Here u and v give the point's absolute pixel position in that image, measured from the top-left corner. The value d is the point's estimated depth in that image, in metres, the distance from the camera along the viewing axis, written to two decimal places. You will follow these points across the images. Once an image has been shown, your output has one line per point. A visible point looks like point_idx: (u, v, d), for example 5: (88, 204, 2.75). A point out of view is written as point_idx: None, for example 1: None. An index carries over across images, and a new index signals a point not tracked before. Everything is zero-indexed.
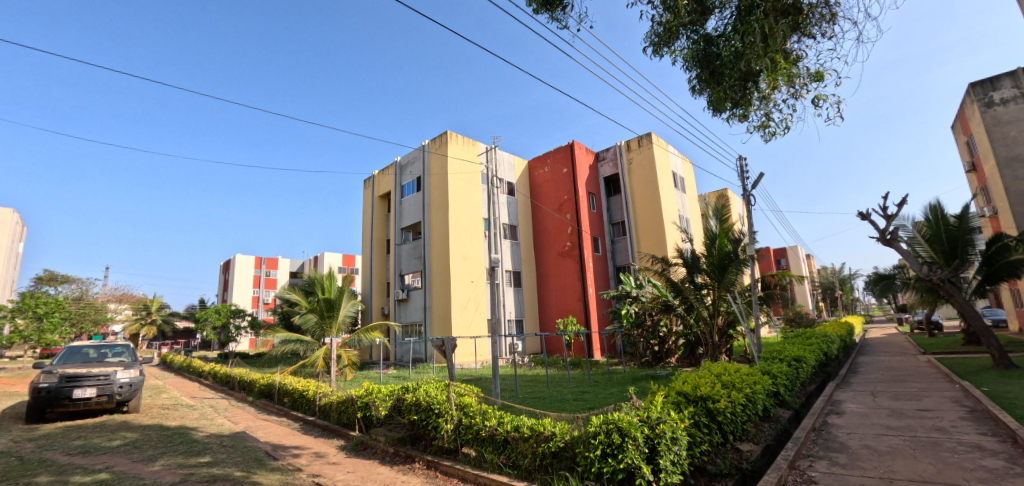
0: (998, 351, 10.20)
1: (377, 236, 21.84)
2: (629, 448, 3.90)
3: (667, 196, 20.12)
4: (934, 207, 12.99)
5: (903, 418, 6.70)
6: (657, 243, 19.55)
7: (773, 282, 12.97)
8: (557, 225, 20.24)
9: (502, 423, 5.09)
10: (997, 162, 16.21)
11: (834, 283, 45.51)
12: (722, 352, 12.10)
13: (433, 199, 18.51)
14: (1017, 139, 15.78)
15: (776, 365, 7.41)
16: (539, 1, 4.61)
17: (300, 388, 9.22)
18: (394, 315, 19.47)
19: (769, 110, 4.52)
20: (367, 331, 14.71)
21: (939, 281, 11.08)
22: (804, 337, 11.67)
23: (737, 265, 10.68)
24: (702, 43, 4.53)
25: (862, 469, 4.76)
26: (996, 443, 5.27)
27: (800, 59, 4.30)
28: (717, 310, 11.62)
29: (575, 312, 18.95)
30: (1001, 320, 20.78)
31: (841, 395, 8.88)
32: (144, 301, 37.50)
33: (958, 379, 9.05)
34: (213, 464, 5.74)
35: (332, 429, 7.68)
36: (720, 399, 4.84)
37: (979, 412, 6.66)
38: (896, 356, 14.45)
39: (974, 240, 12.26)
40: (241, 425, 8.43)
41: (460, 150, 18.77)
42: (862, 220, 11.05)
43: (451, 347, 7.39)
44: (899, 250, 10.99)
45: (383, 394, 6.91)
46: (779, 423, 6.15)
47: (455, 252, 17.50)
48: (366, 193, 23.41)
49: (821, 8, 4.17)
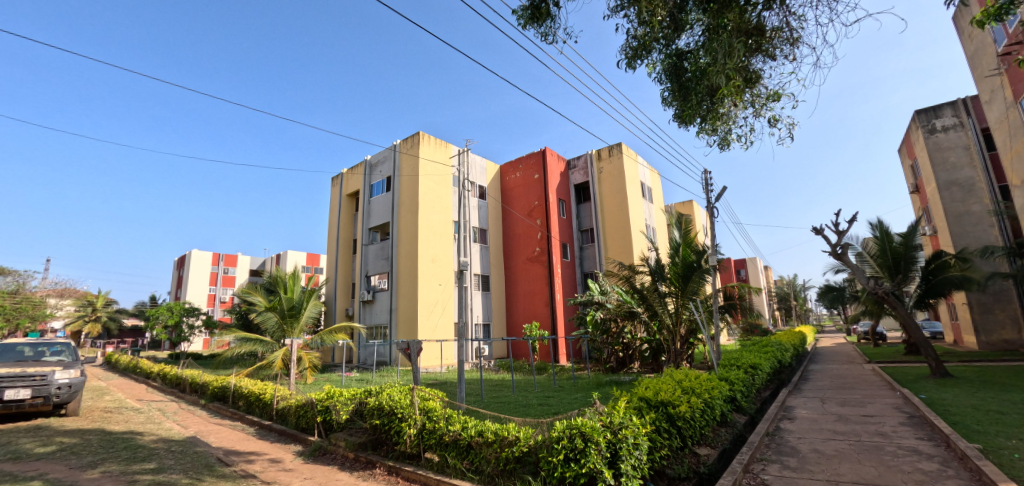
0: (935, 360, 10.88)
1: (344, 235, 21.40)
2: (591, 453, 3.94)
3: (635, 205, 20.59)
4: (881, 225, 13.82)
5: (850, 423, 7.05)
6: (623, 250, 19.98)
7: (733, 292, 13.39)
8: (527, 230, 20.37)
9: (466, 427, 5.05)
10: (938, 185, 17.34)
11: (789, 293, 47.57)
12: (683, 359, 12.42)
13: (402, 200, 18.30)
14: (956, 164, 17.01)
15: (733, 372, 7.68)
16: (526, 16, 4.75)
17: (257, 391, 8.87)
18: (358, 317, 19.07)
19: (731, 125, 4.73)
20: (330, 333, 14.28)
21: (885, 294, 11.67)
22: (760, 346, 12.09)
23: (700, 275, 11.08)
24: (672, 58, 4.70)
25: (811, 472, 4.98)
26: (932, 447, 5.62)
27: (762, 78, 4.52)
28: (679, 318, 11.93)
29: (542, 318, 19.10)
30: (939, 333, 22.35)
31: (794, 401, 9.29)
32: (88, 296, 35.34)
33: (899, 387, 9.62)
34: (159, 470, 5.45)
35: (289, 434, 7.43)
36: (680, 404, 4.98)
37: (918, 418, 7.08)
38: (844, 364, 15.23)
39: (916, 257, 13.12)
40: (191, 429, 8.04)
41: (432, 151, 18.58)
42: (816, 235, 11.60)
43: (416, 351, 7.19)
44: (849, 264, 11.59)
45: (344, 398, 6.71)
46: (736, 428, 6.34)
47: (423, 254, 17.29)
48: (334, 191, 22.83)
49: (783, 32, 4.37)
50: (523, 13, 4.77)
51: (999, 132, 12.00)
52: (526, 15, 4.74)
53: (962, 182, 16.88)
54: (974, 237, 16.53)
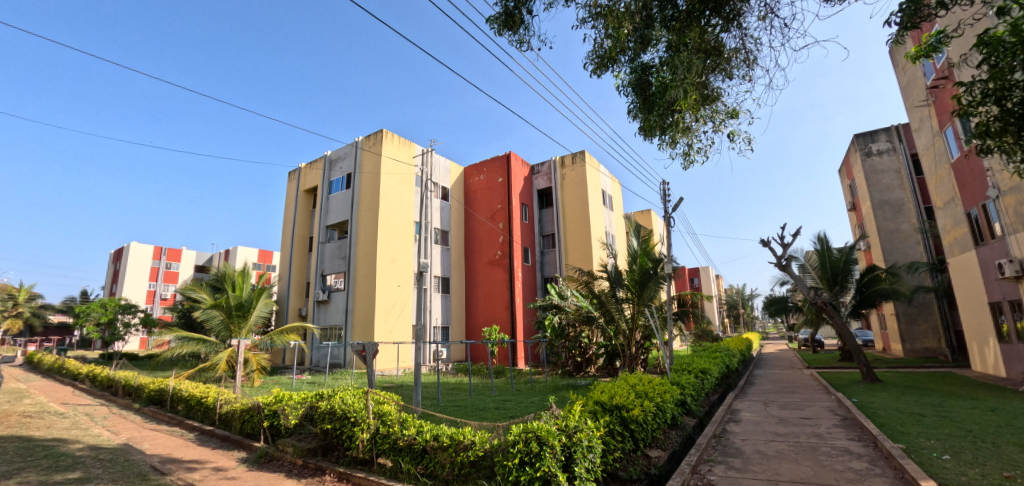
0: (865, 367, 11.68)
1: (300, 232, 20.65)
2: (546, 456, 3.96)
3: (595, 212, 21.01)
4: (821, 239, 14.72)
5: (790, 425, 7.45)
6: (584, 256, 20.33)
7: (686, 300, 13.88)
8: (489, 234, 20.35)
9: (421, 432, 4.97)
10: (872, 204, 18.68)
11: (738, 301, 49.82)
12: (637, 364, 12.74)
13: (363, 198, 17.85)
14: (888, 186, 18.39)
15: (685, 376, 7.95)
16: (499, 22, 4.75)
17: (198, 395, 8.37)
18: (312, 317, 18.42)
19: (692, 140, 4.90)
20: (281, 333, 13.71)
21: (823, 305, 12.43)
22: (710, 351, 12.59)
23: (656, 282, 11.40)
24: (638, 71, 4.83)
25: (753, 472, 5.23)
26: (862, 447, 6.02)
27: (720, 96, 4.71)
28: (635, 324, 12.24)
29: (502, 321, 19.11)
30: (869, 341, 24.03)
31: (740, 404, 9.73)
32: (8, 290, 32.27)
33: (834, 391, 10.26)
34: (85, 480, 5.03)
35: (233, 439, 7.06)
36: (633, 408, 5.11)
37: (850, 420, 7.58)
38: (785, 370, 16.10)
39: (851, 270, 14.06)
40: (123, 435, 7.48)
41: (395, 150, 18.25)
42: (763, 247, 12.21)
43: (372, 354, 7.03)
44: (792, 276, 12.27)
45: (294, 402, 6.45)
46: (685, 430, 6.57)
47: (382, 254, 16.92)
48: (290, 186, 21.98)
49: (741, 53, 4.58)
50: (494, 18, 4.77)
51: (926, 158, 13.08)
52: (498, 21, 4.74)
53: (892, 202, 18.26)
54: (902, 253, 17.89)
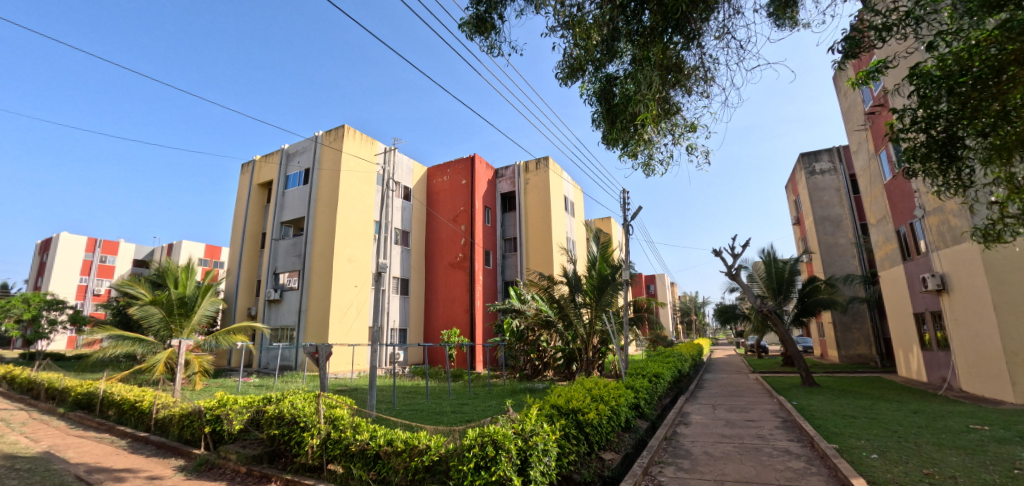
0: (805, 372, 12.40)
1: (252, 228, 19.74)
2: (502, 460, 3.95)
3: (557, 218, 21.29)
4: (768, 250, 15.52)
5: (735, 427, 7.80)
6: (545, 261, 20.53)
7: (642, 306, 14.27)
8: (451, 236, 20.20)
9: (375, 437, 4.85)
10: (814, 219, 19.88)
11: (690, 308, 51.74)
12: (594, 368, 12.98)
13: (321, 194, 17.29)
14: (828, 202, 19.64)
15: (639, 380, 8.17)
16: (470, 25, 4.74)
17: (132, 398, 7.82)
18: (262, 317, 17.63)
19: (652, 151, 5.06)
20: (228, 334, 13.05)
21: (768, 313, 13.10)
22: (663, 356, 12.99)
23: (614, 288, 11.65)
24: (603, 82, 4.94)
25: (701, 473, 5.43)
26: (800, 447, 6.38)
27: (680, 110, 4.89)
28: (593, 329, 12.47)
29: (461, 324, 18.98)
30: (809, 348, 25.54)
31: (690, 407, 10.09)
32: None
33: (776, 395, 10.82)
34: None
35: (170, 446, 6.63)
36: (588, 411, 5.20)
37: (790, 422, 8.01)
38: (733, 374, 16.84)
39: (794, 280, 14.91)
40: (43, 443, 6.87)
41: (357, 147, 17.80)
42: (715, 257, 12.73)
43: (325, 356, 6.81)
44: (741, 285, 12.86)
45: (238, 406, 6.15)
46: (638, 433, 6.73)
47: (340, 253, 16.45)
48: (243, 179, 20.97)
49: (700, 71, 4.77)
50: (465, 21, 4.76)
51: (863, 178, 14.06)
52: (469, 24, 4.73)
53: (832, 218, 19.51)
54: (839, 266, 19.15)
